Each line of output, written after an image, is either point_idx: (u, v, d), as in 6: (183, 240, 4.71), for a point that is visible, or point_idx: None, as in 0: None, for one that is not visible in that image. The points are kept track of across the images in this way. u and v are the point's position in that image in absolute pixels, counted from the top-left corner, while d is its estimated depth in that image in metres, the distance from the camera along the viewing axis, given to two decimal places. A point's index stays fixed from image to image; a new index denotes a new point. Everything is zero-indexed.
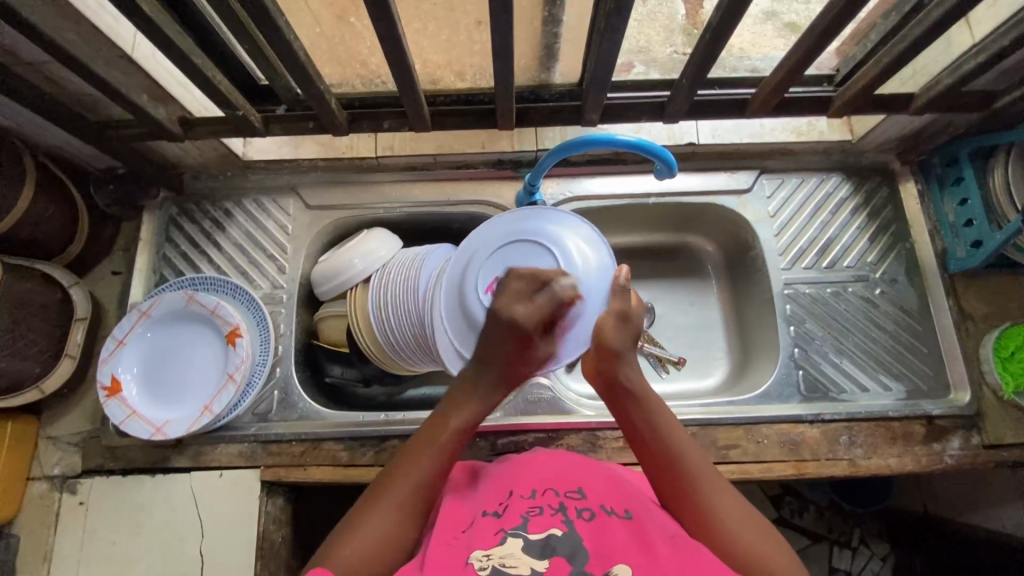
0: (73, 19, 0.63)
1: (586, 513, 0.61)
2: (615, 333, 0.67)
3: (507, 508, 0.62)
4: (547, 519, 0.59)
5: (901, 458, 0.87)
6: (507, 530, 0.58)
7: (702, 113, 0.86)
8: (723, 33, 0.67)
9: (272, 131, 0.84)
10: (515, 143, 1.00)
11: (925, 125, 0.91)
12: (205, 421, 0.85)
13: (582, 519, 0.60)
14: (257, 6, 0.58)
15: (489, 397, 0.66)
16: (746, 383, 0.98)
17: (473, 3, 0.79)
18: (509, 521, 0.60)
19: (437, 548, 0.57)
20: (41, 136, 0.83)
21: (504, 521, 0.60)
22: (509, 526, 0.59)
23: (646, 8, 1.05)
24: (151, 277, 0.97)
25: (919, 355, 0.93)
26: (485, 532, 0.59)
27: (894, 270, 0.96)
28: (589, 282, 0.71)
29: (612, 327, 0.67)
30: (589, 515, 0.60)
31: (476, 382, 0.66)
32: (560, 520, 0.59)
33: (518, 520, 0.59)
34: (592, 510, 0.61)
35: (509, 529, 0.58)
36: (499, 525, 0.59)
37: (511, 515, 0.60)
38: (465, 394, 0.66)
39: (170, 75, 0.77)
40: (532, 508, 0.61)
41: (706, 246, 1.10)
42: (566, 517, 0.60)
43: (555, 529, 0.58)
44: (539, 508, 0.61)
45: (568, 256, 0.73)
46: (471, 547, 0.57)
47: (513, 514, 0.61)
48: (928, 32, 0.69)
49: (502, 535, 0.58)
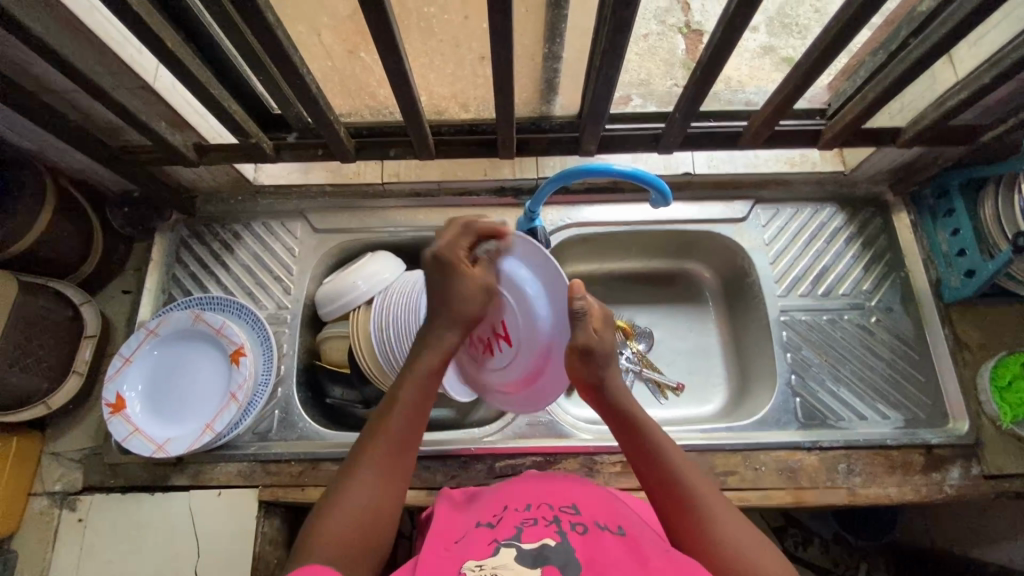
0: (100, 51, 0.67)
1: (579, 526, 0.61)
2: (586, 370, 0.65)
3: (502, 520, 0.63)
4: (540, 530, 0.60)
5: (901, 488, 0.87)
6: (500, 540, 0.59)
7: (696, 144, 0.89)
8: (711, 69, 0.70)
9: (283, 158, 0.88)
10: (517, 170, 1.03)
11: (915, 158, 0.93)
12: (206, 439, 0.86)
13: (575, 531, 0.60)
14: (273, 43, 0.62)
15: (446, 334, 0.67)
16: (744, 409, 0.98)
17: (477, 39, 0.84)
18: (502, 532, 0.60)
19: (429, 555, 0.59)
20: (63, 160, 0.87)
21: (497, 533, 0.61)
22: (503, 536, 0.60)
23: (647, 44, 1.11)
24: (159, 297, 0.99)
25: (917, 384, 0.93)
26: (478, 542, 0.60)
27: (890, 298, 0.98)
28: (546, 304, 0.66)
29: (579, 365, 0.65)
30: (583, 528, 0.61)
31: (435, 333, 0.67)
32: (554, 531, 0.60)
33: (511, 531, 0.60)
34: (586, 523, 0.62)
35: (503, 540, 0.59)
36: (492, 536, 0.60)
37: (504, 526, 0.61)
38: (425, 339, 0.68)
39: (188, 104, 0.81)
40: (527, 519, 0.62)
41: (704, 272, 1.11)
42: (560, 527, 0.61)
43: (548, 539, 0.59)
44: (533, 521, 0.62)
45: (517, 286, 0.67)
46: (465, 556, 0.58)
47: (508, 525, 0.61)
48: (910, 69, 0.72)
49: (496, 544, 0.58)
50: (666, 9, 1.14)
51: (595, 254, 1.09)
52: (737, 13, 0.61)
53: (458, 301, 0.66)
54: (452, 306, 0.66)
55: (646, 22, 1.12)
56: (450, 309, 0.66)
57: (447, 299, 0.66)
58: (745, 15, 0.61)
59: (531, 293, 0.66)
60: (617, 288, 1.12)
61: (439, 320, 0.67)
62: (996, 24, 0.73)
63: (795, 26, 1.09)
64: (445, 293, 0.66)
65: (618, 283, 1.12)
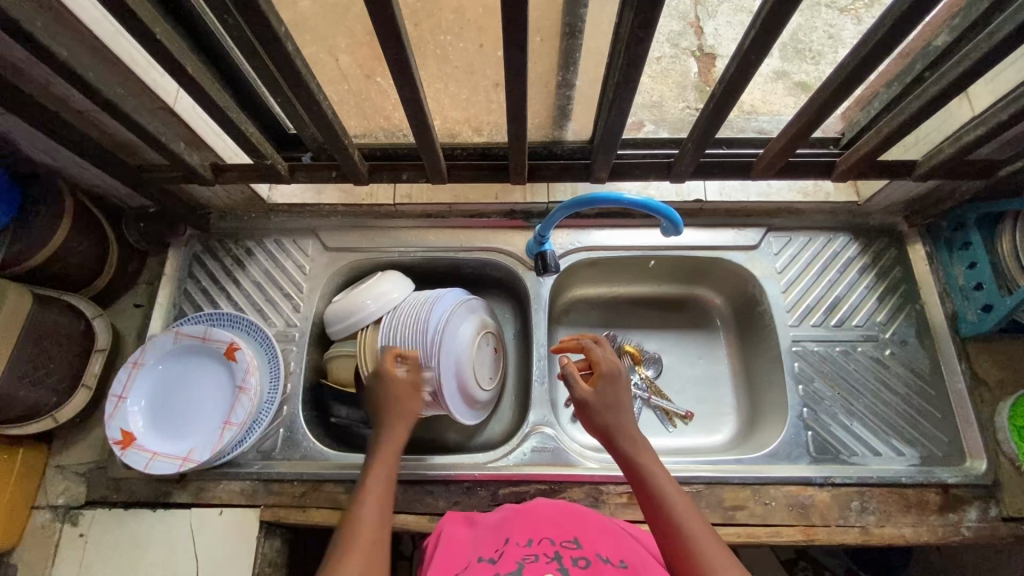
0: (124, 74, 0.69)
1: (581, 560, 0.61)
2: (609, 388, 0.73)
3: (503, 555, 0.62)
4: (542, 566, 0.59)
5: (916, 528, 0.84)
6: None
7: (707, 173, 0.89)
8: (725, 103, 0.70)
9: (297, 179, 0.89)
10: (528, 195, 1.03)
11: (931, 189, 0.92)
12: (174, 468, 0.85)
13: (576, 566, 0.60)
14: (292, 71, 0.63)
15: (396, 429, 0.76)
16: (753, 441, 0.96)
17: (492, 67, 0.88)
18: (503, 566, 0.60)
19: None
20: (82, 176, 0.89)
21: (499, 567, 0.60)
22: (504, 571, 0.59)
23: (660, 66, 1.12)
24: (170, 310, 1.00)
25: (933, 421, 0.91)
26: None
27: (904, 331, 0.96)
28: (460, 371, 0.90)
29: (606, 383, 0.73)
30: (584, 562, 0.60)
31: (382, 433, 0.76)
32: (555, 567, 0.59)
33: (513, 566, 0.59)
34: (588, 558, 0.61)
35: None
36: (494, 570, 0.59)
37: (506, 561, 0.61)
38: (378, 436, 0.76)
39: (207, 126, 0.83)
40: (528, 555, 0.61)
41: (715, 299, 1.10)
42: (561, 563, 0.60)
43: (549, 574, 0.58)
44: (535, 556, 0.61)
45: (464, 381, 0.91)
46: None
47: (509, 560, 0.61)
48: (923, 108, 0.71)
49: None
50: (679, 32, 1.14)
51: (604, 276, 1.08)
52: (751, 51, 0.61)
53: (400, 388, 0.79)
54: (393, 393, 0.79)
55: (659, 45, 1.13)
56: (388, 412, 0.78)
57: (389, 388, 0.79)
58: (759, 53, 0.62)
59: (458, 386, 0.91)
60: (623, 312, 1.11)
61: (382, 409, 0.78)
62: (1014, 63, 0.73)
63: (808, 52, 1.09)
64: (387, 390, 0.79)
65: (626, 307, 1.12)
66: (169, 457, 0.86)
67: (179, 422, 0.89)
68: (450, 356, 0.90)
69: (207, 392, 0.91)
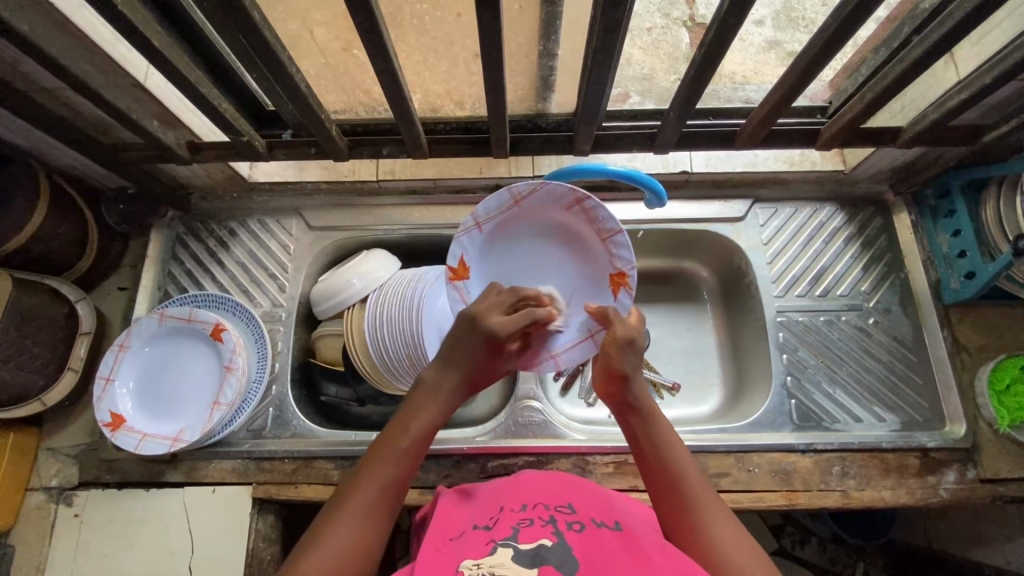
0: (90, 49, 0.66)
1: (575, 526, 0.59)
2: (624, 358, 0.65)
3: (498, 522, 0.60)
4: (537, 530, 0.58)
5: (895, 491, 0.86)
6: (497, 541, 0.56)
7: (693, 143, 0.88)
8: (704, 73, 0.70)
9: (276, 156, 0.87)
10: (513, 169, 1.02)
11: (917, 157, 0.92)
12: (163, 449, 0.86)
13: (571, 531, 0.58)
14: (260, 42, 0.61)
15: (449, 398, 0.66)
16: (739, 410, 0.98)
17: (471, 37, 0.84)
18: (498, 532, 0.58)
19: (426, 555, 0.55)
20: (55, 157, 0.87)
21: (494, 533, 0.58)
22: (499, 537, 0.57)
23: (651, 37, 1.09)
24: (154, 293, 1.00)
25: (914, 387, 0.92)
26: (475, 542, 0.57)
27: (888, 300, 0.97)
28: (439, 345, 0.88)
29: (619, 351, 0.66)
30: (579, 528, 0.59)
31: (438, 388, 0.66)
32: (551, 531, 0.57)
33: (509, 532, 0.57)
34: (583, 523, 0.60)
35: (500, 540, 0.56)
36: (490, 536, 0.57)
37: (501, 527, 0.58)
38: (430, 392, 0.66)
39: (180, 103, 0.82)
40: (523, 520, 0.59)
41: (701, 271, 1.11)
42: (557, 527, 0.58)
43: (545, 539, 0.56)
44: (530, 520, 0.60)
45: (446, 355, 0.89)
46: (461, 556, 0.54)
47: (504, 526, 0.58)
48: (907, 72, 0.70)
49: (493, 545, 0.55)
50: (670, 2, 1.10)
51: None
52: (731, 12, 0.60)
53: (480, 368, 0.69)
54: (463, 365, 0.67)
55: (649, 15, 1.10)
56: (467, 376, 0.67)
57: (467, 362, 0.67)
58: (738, 14, 0.60)
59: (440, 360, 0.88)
60: None
61: (444, 374, 0.67)
62: (998, 24, 0.71)
63: (801, 20, 1.05)
64: (471, 360, 0.67)
65: None
66: (159, 439, 0.87)
67: (162, 405, 0.90)
68: (430, 331, 0.87)
69: (187, 375, 0.91)
